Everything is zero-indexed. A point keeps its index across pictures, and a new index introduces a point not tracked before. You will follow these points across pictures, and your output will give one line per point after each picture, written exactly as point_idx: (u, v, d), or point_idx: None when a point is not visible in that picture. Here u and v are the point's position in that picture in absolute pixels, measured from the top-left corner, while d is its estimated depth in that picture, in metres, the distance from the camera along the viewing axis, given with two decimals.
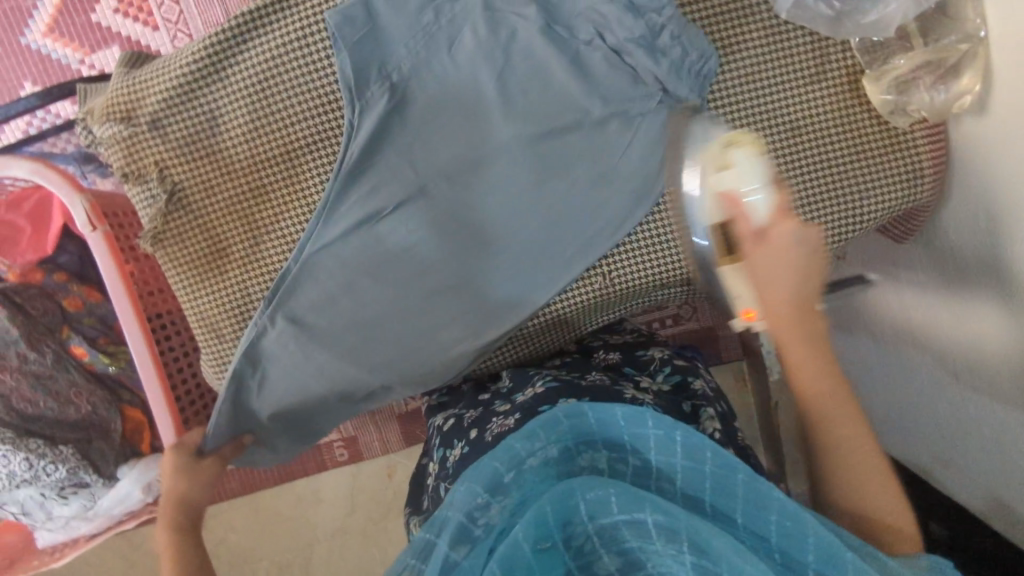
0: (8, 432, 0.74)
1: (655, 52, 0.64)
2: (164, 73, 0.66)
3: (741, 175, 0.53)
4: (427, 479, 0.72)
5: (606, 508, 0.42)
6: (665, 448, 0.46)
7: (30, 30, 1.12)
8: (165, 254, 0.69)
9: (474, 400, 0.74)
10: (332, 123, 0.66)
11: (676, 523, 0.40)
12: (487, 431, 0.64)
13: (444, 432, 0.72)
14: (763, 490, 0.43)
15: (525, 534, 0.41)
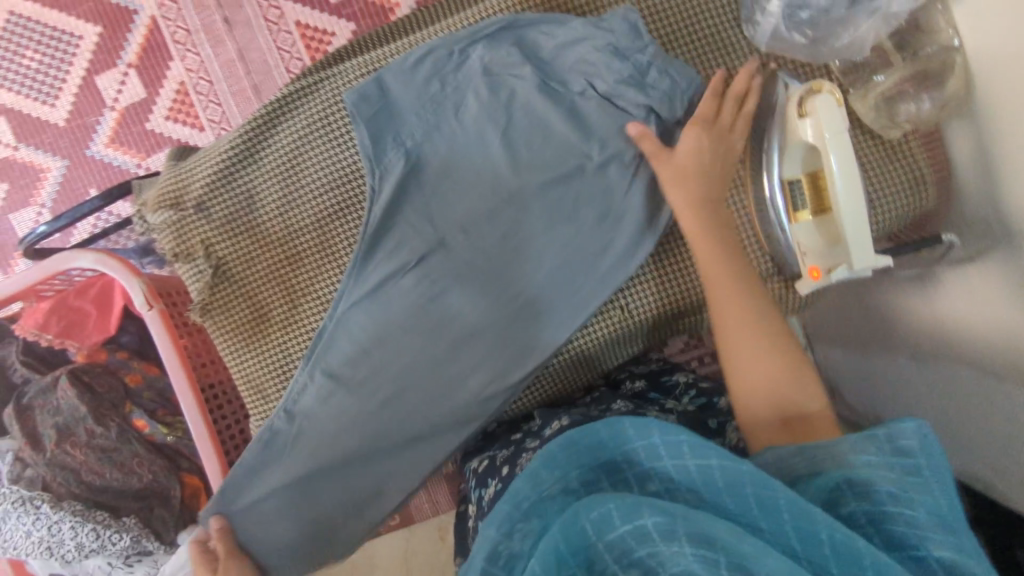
0: (78, 504, 0.79)
1: (645, 88, 0.68)
2: (206, 161, 0.74)
3: (823, 120, 0.60)
4: (470, 521, 0.74)
5: (610, 523, 0.42)
6: (654, 454, 0.47)
7: (95, 142, 1.27)
8: (213, 323, 0.75)
9: (506, 440, 0.76)
10: (356, 190, 0.73)
11: (673, 519, 0.41)
12: (518, 465, 0.67)
13: (479, 473, 0.75)
14: (734, 470, 0.44)
15: (543, 565, 0.41)
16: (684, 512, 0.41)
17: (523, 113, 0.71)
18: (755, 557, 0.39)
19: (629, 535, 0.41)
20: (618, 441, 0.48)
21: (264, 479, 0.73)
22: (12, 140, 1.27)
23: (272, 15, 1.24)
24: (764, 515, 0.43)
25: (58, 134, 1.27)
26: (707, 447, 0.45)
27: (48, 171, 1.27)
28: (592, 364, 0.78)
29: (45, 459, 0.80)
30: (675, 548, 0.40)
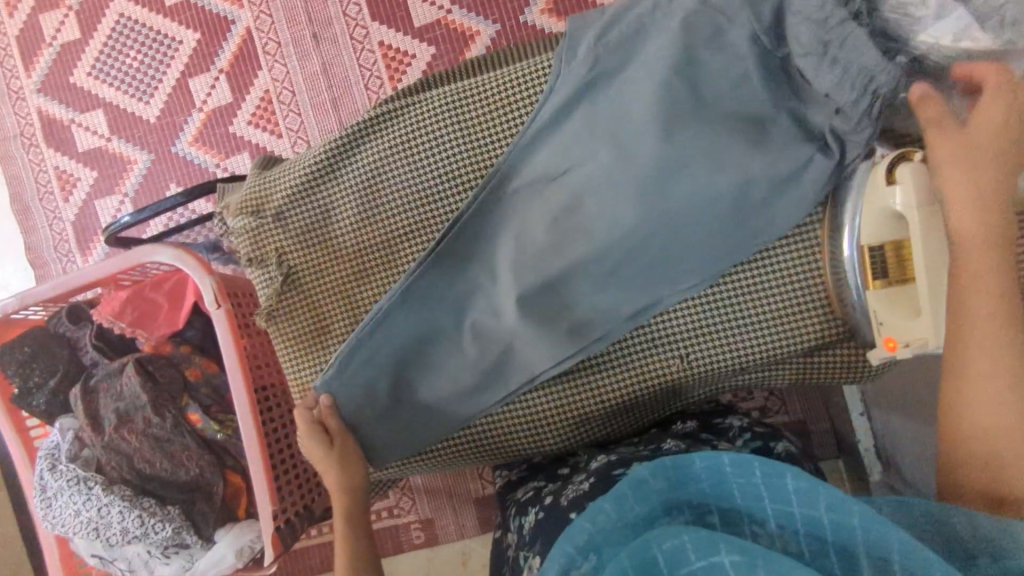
0: (127, 490, 0.83)
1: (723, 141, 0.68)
2: (289, 174, 0.76)
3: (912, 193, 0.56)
4: (509, 553, 0.73)
5: (683, 555, 0.40)
6: (749, 491, 0.44)
7: (180, 140, 1.33)
8: (276, 330, 0.78)
9: (552, 473, 0.76)
10: (428, 218, 0.74)
11: (753, 559, 0.37)
12: (562, 498, 0.67)
13: (522, 503, 0.74)
14: (845, 509, 0.41)
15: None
16: (768, 555, 0.38)
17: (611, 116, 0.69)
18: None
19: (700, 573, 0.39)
20: (706, 474, 0.46)
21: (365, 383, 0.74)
22: (106, 132, 1.35)
23: (358, 34, 1.28)
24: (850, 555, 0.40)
25: (149, 129, 1.34)
26: (810, 478, 0.42)
27: (135, 164, 1.34)
28: (642, 410, 0.77)
29: (102, 440, 0.84)
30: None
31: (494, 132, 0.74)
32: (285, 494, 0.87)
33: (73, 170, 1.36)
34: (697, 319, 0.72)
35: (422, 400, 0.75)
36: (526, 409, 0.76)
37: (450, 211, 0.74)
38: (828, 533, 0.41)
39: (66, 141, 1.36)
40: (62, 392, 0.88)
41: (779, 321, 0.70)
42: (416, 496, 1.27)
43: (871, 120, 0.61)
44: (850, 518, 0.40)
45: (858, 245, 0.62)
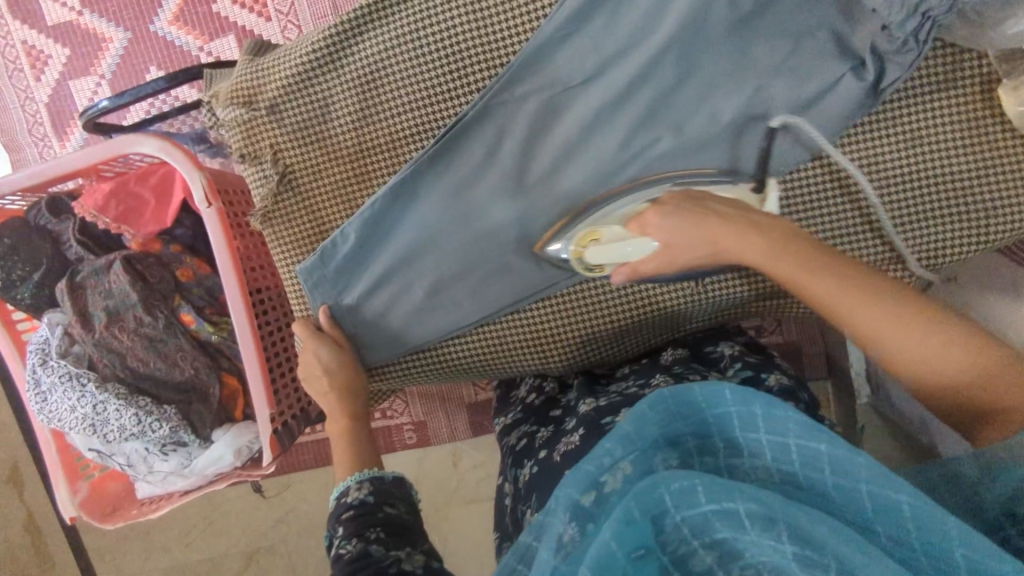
0: (122, 388, 0.82)
1: (756, 53, 0.63)
2: (284, 61, 0.69)
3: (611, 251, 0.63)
4: (508, 501, 0.72)
5: (692, 499, 0.41)
6: (750, 426, 0.45)
7: (159, 18, 1.22)
8: (272, 232, 0.74)
9: (543, 417, 0.74)
10: (438, 118, 0.69)
11: (770, 511, 0.40)
12: (556, 452, 0.65)
13: (516, 452, 0.72)
14: (847, 457, 0.42)
15: (615, 536, 0.41)
16: (785, 513, 0.40)
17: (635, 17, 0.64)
18: (865, 564, 0.37)
19: (715, 516, 0.41)
20: (705, 406, 0.47)
21: (352, 276, 0.73)
22: (76, 5, 1.23)
23: None
24: (848, 498, 0.42)
25: (123, 3, 1.22)
26: (813, 430, 0.43)
27: (110, 42, 1.23)
28: (645, 334, 0.75)
29: (92, 338, 0.81)
30: (769, 540, 0.39)
31: (511, 28, 0.66)
32: (283, 397, 0.87)
33: (43, 47, 1.25)
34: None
35: (423, 309, 0.73)
36: (528, 327, 0.73)
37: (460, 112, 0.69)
38: (823, 467, 0.43)
39: (32, 13, 1.24)
40: (47, 286, 0.85)
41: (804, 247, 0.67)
42: (410, 399, 1.28)
43: (918, 42, 0.59)
44: (856, 465, 0.42)
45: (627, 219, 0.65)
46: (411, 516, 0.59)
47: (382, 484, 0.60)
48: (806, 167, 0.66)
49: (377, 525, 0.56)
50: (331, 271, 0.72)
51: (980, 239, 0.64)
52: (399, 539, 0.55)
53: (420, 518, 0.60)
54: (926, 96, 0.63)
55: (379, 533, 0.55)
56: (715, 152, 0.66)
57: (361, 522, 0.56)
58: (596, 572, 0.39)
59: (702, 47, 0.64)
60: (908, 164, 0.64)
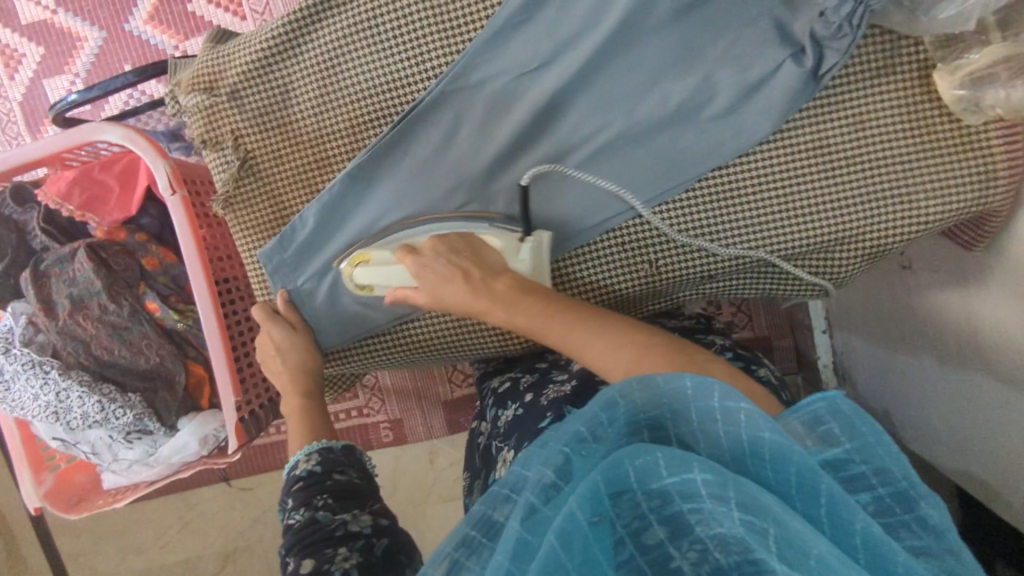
0: (86, 376, 0.82)
1: (701, 39, 0.65)
2: (245, 47, 0.70)
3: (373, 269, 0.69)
4: (481, 438, 0.77)
5: (654, 472, 0.40)
6: (705, 416, 0.43)
7: (134, 17, 1.23)
8: (234, 218, 0.75)
9: (531, 367, 0.78)
10: (395, 103, 0.70)
11: (724, 479, 0.39)
12: (542, 398, 0.69)
13: (499, 394, 0.77)
14: (786, 451, 0.40)
15: (580, 504, 0.39)
16: (735, 478, 0.39)
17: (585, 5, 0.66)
18: (807, 537, 0.36)
19: (674, 488, 0.39)
20: (666, 388, 0.45)
21: (316, 260, 0.74)
22: (50, 3, 1.23)
23: None
24: (780, 485, 0.40)
25: (98, 3, 1.23)
26: (761, 420, 0.41)
27: (85, 41, 1.24)
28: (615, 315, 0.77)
29: (56, 326, 0.81)
30: (722, 509, 0.38)
31: (467, 15, 0.68)
32: (250, 386, 0.87)
33: (16, 45, 1.25)
34: (680, 222, 0.70)
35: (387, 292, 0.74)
36: None
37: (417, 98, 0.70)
38: (763, 456, 0.40)
39: (6, 11, 1.24)
40: (13, 276, 0.85)
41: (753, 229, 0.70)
42: (386, 396, 1.29)
43: (852, 28, 0.61)
44: (789, 455, 0.40)
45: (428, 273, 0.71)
46: (362, 482, 0.61)
47: (329, 454, 0.62)
48: (755, 150, 0.68)
49: (326, 493, 0.58)
50: (294, 255, 0.73)
51: (920, 220, 0.67)
52: (348, 502, 0.57)
53: (372, 482, 0.62)
54: (868, 81, 0.65)
55: (326, 500, 0.57)
56: (664, 138, 0.68)
57: (309, 491, 0.58)
58: (560, 538, 0.37)
59: (650, 33, 0.66)
60: (849, 147, 0.67)
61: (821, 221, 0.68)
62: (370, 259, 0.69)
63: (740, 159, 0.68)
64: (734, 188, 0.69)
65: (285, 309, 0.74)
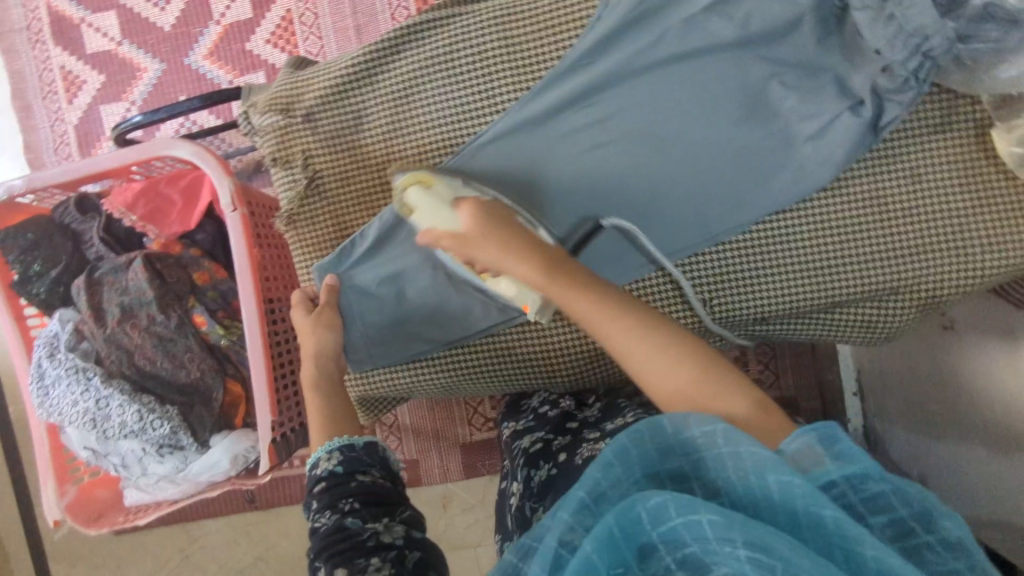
0: (127, 385, 0.82)
1: (759, 93, 0.69)
2: (324, 74, 0.74)
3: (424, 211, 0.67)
4: (512, 502, 0.71)
5: (665, 513, 0.42)
6: (717, 463, 0.46)
7: (194, 52, 1.29)
8: (295, 234, 0.77)
9: (562, 428, 0.73)
10: (462, 133, 0.73)
11: (729, 519, 0.40)
12: (578, 456, 0.66)
13: (529, 454, 0.72)
14: (790, 487, 0.42)
15: (596, 549, 0.41)
16: (742, 519, 0.40)
17: (652, 53, 0.70)
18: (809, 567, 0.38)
19: (685, 532, 0.41)
20: (675, 433, 0.48)
21: (366, 273, 0.75)
22: (117, 36, 1.30)
23: None
24: (792, 515, 0.42)
25: (162, 37, 1.29)
26: (769, 464, 0.43)
27: (145, 72, 1.30)
28: None
29: (104, 333, 0.82)
30: (728, 549, 0.39)
31: (540, 54, 0.72)
32: (286, 407, 0.86)
33: (79, 72, 1.31)
34: (733, 265, 0.72)
35: (435, 313, 0.75)
36: (543, 339, 0.75)
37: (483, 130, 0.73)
38: (774, 500, 0.43)
39: (74, 41, 1.31)
40: (63, 284, 0.86)
41: (809, 279, 0.70)
42: (404, 435, 1.27)
43: (917, 81, 0.63)
44: (794, 489, 0.42)
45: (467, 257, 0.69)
46: (387, 483, 0.58)
47: (352, 452, 0.59)
48: (815, 197, 0.69)
49: (353, 495, 0.55)
50: (343, 264, 0.75)
51: (978, 277, 0.67)
52: (376, 509, 0.55)
53: (399, 486, 0.59)
54: (926, 138, 0.67)
55: (354, 504, 0.55)
56: (718, 180, 0.71)
57: (334, 493, 0.56)
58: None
59: (710, 83, 0.69)
60: (906, 199, 0.68)
61: (875, 273, 0.69)
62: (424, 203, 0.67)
63: (796, 208, 0.70)
64: (789, 235, 0.70)
65: (327, 294, 0.74)
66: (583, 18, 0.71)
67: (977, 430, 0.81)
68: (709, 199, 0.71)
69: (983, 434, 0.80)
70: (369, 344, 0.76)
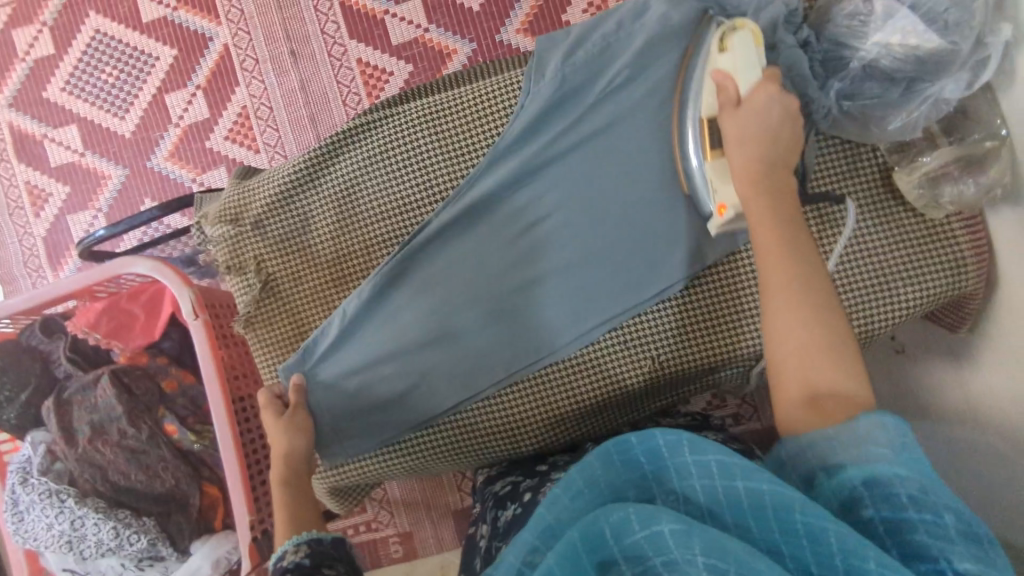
0: (102, 502, 0.82)
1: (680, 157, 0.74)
2: (270, 183, 0.79)
3: (736, 61, 0.64)
4: (481, 543, 0.74)
5: (628, 527, 0.44)
6: (682, 473, 0.48)
7: (156, 155, 1.33)
8: (256, 336, 0.80)
9: (531, 471, 0.78)
10: (404, 223, 0.78)
11: (689, 528, 0.43)
12: (540, 492, 0.69)
13: (499, 497, 0.76)
14: (759, 484, 0.46)
15: (557, 564, 0.44)
16: (702, 527, 0.43)
17: (575, 131, 0.75)
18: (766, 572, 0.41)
19: (646, 543, 0.44)
20: (642, 453, 0.50)
21: (329, 365, 0.77)
22: (79, 147, 1.35)
23: (336, 51, 1.29)
24: (759, 518, 0.46)
25: (123, 145, 1.34)
26: (735, 470, 0.47)
27: (108, 179, 1.34)
28: (614, 414, 0.80)
29: (76, 453, 0.83)
30: (686, 554, 0.42)
31: (469, 144, 0.77)
32: (263, 503, 0.86)
33: (44, 186, 1.35)
34: (676, 321, 0.75)
35: (400, 396, 0.77)
36: (505, 412, 0.78)
37: (424, 219, 0.78)
38: (741, 502, 0.46)
39: (38, 156, 1.35)
40: (33, 406, 0.87)
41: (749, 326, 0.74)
42: (395, 509, 1.27)
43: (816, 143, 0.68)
44: (760, 489, 0.46)
45: (699, 121, 0.68)
46: None
47: (318, 546, 0.61)
48: (743, 250, 0.74)
49: None
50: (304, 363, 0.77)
51: (902, 307, 0.72)
52: None
53: None
54: (836, 184, 0.73)
55: None
56: (652, 242, 0.75)
57: None
58: None
59: (633, 154, 0.75)
60: (826, 244, 0.73)
61: None
62: (731, 48, 0.65)
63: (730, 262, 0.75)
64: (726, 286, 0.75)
65: (293, 393, 0.75)
66: (507, 107, 0.77)
67: (941, 448, 0.83)
68: (643, 263, 0.75)
69: (948, 451, 0.82)
70: (337, 433, 0.78)
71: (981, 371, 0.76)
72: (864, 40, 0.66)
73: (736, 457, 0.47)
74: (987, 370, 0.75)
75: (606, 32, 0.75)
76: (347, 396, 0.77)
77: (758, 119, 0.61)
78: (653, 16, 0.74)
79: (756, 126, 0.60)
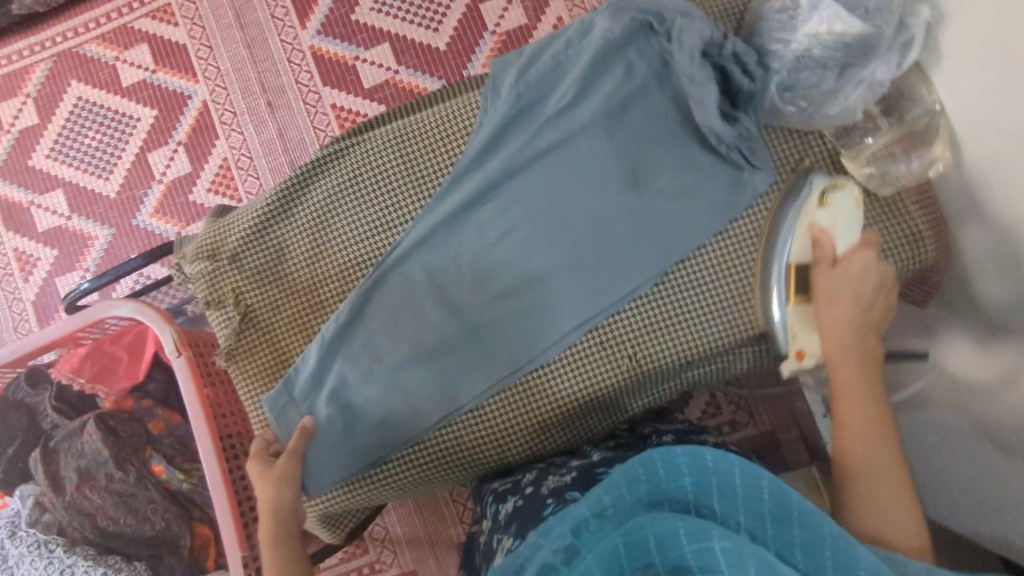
0: (91, 549, 0.81)
1: (637, 161, 0.77)
2: (244, 218, 0.81)
3: (835, 217, 0.68)
4: (482, 539, 0.74)
5: (674, 539, 0.46)
6: (726, 487, 0.50)
7: (141, 213, 1.36)
8: (238, 368, 0.81)
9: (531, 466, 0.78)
10: (375, 244, 0.80)
11: (741, 547, 0.45)
12: (542, 487, 0.69)
13: (499, 492, 0.76)
14: (817, 522, 0.48)
15: (595, 565, 0.46)
16: (756, 550, 0.45)
17: (531, 144, 0.78)
18: None
19: (693, 557, 0.45)
20: (688, 466, 0.51)
21: (309, 391, 0.78)
22: (66, 211, 1.37)
23: (311, 98, 1.34)
24: (810, 551, 0.48)
25: (108, 205, 1.37)
26: (783, 489, 0.49)
27: (95, 239, 1.36)
28: (599, 417, 0.80)
29: (64, 501, 0.82)
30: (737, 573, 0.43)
31: (433, 163, 0.80)
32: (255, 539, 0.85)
33: (32, 251, 1.38)
34: (648, 318, 0.75)
35: (384, 415, 0.78)
36: (489, 423, 0.78)
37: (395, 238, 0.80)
38: (789, 519, 0.49)
39: (25, 223, 1.38)
40: (21, 460, 0.87)
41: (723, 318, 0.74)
42: (398, 547, 1.24)
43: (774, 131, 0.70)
44: (820, 525, 0.48)
45: (784, 269, 0.69)
46: None
47: None
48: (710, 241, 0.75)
49: None
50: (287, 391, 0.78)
51: None
52: None
53: None
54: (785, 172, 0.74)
55: None
56: (616, 242, 0.76)
57: None
58: None
59: (591, 161, 0.77)
60: None
61: None
62: (832, 205, 0.69)
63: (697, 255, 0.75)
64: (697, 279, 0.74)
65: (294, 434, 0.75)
66: (467, 126, 0.80)
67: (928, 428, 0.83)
68: (610, 265, 0.76)
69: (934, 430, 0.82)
70: (321, 459, 0.78)
71: (947, 341, 0.77)
72: (795, 32, 0.70)
73: (789, 487, 0.49)
74: (955, 340, 0.75)
75: (556, 50, 0.79)
76: (330, 420, 0.77)
77: (852, 281, 0.66)
78: (597, 32, 0.78)
79: (852, 288, 0.66)
